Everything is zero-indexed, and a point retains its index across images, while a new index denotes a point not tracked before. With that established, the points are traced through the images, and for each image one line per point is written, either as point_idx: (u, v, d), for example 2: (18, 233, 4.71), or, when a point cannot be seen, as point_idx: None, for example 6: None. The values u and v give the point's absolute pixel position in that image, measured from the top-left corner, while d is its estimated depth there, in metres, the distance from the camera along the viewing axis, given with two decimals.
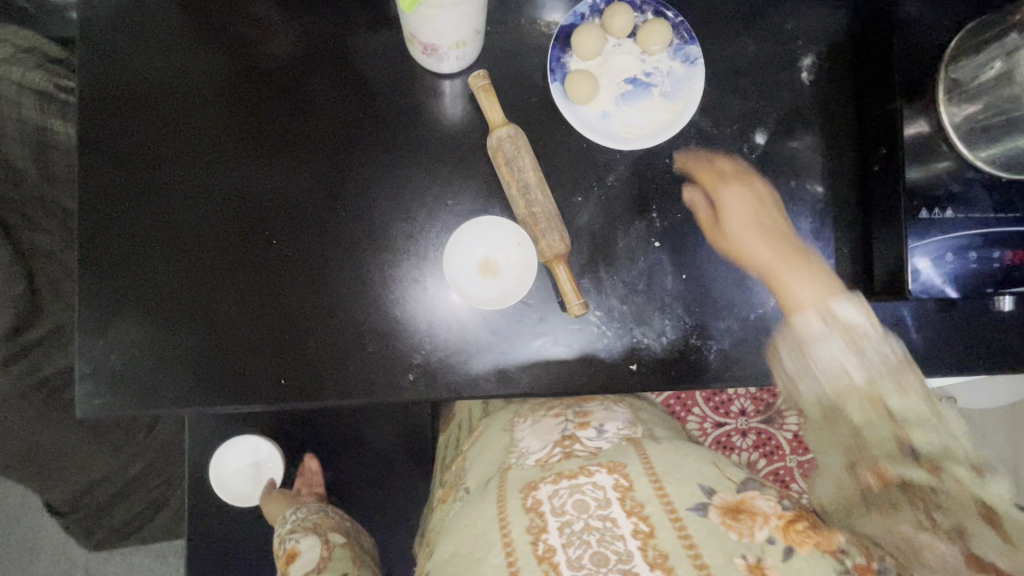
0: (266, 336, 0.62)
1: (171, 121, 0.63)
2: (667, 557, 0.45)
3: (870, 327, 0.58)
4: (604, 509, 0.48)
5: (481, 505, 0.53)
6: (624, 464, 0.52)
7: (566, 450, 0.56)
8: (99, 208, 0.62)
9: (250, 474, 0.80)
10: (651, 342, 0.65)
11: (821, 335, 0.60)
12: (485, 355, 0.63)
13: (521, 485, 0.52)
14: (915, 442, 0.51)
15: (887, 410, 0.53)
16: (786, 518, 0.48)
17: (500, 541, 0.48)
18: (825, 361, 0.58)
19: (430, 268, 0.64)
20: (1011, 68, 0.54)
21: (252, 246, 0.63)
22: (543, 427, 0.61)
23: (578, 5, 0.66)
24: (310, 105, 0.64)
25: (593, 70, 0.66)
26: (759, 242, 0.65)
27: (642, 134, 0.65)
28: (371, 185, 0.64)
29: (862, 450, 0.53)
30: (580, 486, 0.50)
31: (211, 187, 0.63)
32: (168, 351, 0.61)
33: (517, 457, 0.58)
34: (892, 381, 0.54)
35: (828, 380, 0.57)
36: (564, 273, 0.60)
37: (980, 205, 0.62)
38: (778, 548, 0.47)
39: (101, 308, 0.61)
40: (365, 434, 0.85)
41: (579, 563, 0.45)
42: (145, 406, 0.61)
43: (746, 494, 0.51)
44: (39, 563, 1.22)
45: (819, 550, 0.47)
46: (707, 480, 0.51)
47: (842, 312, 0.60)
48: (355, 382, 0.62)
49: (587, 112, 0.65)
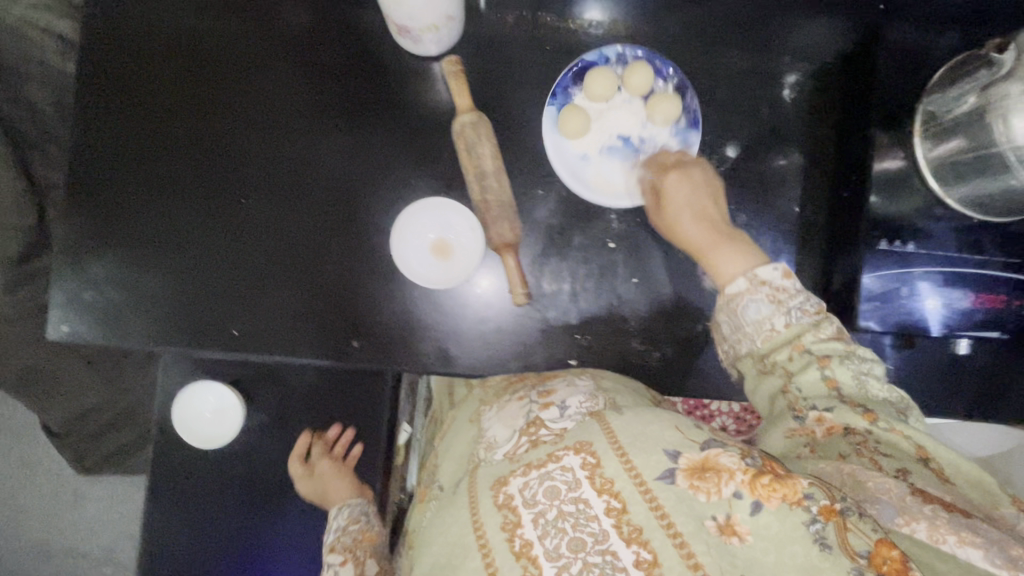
0: (227, 289, 0.65)
1: (168, 75, 0.66)
2: (642, 531, 0.41)
3: (793, 288, 0.55)
4: (575, 491, 0.44)
5: (453, 509, 0.49)
6: (589, 441, 0.46)
7: (532, 439, 0.51)
8: (93, 149, 0.65)
9: (209, 419, 0.83)
10: (592, 340, 0.67)
11: (747, 294, 0.56)
12: (429, 335, 0.66)
13: (491, 481, 0.48)
14: (844, 387, 0.51)
15: (816, 355, 0.52)
16: (751, 471, 0.42)
17: (476, 544, 0.44)
18: (751, 319, 0.55)
19: (383, 243, 0.66)
20: (984, 105, 0.52)
21: (228, 203, 0.66)
22: (508, 414, 0.58)
23: (608, 48, 0.66)
24: (300, 77, 0.67)
25: (592, 113, 0.67)
26: (695, 210, 0.62)
27: (608, 190, 0.66)
28: (345, 161, 0.66)
29: (799, 396, 0.52)
30: (548, 475, 0.45)
31: (197, 142, 0.66)
32: (136, 291, 0.64)
33: (486, 452, 0.55)
34: (814, 330, 0.53)
35: (759, 336, 0.55)
36: (513, 265, 0.62)
37: (944, 243, 0.62)
38: (746, 504, 0.41)
39: (79, 243, 0.64)
40: (326, 395, 0.88)
41: (557, 554, 0.42)
42: (111, 338, 0.64)
43: (710, 451, 0.44)
44: (35, 480, 1.31)
45: (788, 503, 0.40)
46: (670, 443, 0.45)
47: (762, 275, 0.56)
48: (304, 342, 0.65)
49: (569, 148, 0.66)
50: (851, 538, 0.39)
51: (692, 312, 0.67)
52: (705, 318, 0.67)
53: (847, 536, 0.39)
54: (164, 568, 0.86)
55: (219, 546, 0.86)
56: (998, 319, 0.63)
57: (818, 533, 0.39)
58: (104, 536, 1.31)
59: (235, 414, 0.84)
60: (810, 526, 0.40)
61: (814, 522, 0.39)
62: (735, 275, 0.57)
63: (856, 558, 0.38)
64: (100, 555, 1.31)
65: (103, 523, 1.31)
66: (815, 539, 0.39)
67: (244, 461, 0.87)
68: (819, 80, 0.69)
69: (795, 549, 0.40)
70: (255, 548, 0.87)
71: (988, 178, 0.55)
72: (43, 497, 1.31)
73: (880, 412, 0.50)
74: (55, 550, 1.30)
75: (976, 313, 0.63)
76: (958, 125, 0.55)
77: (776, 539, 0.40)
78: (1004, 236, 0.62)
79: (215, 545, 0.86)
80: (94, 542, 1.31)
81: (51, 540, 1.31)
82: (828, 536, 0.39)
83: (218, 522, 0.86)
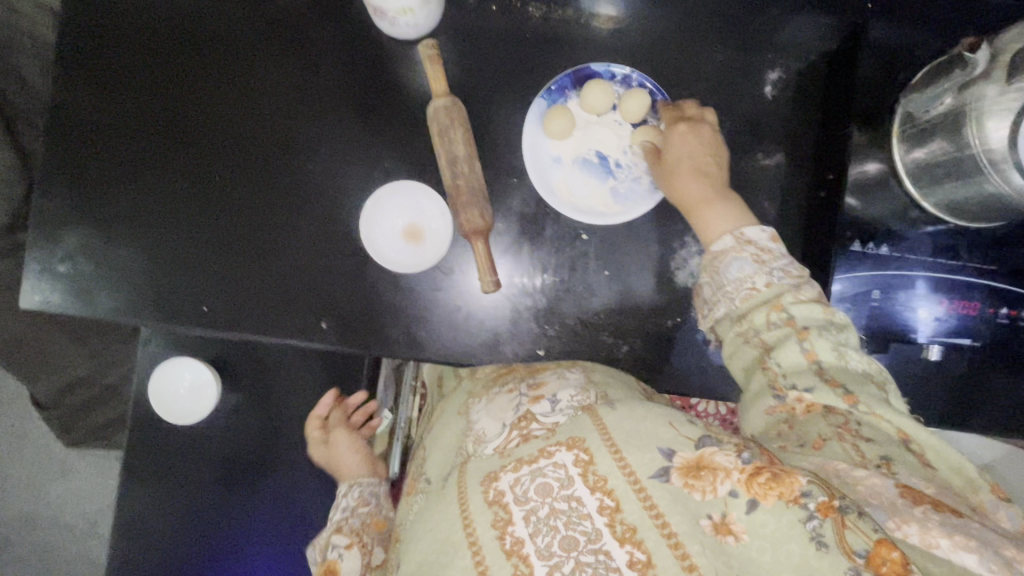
0: (199, 266, 0.65)
1: (150, 51, 0.67)
2: (635, 530, 0.42)
3: (777, 251, 0.56)
4: (568, 489, 0.44)
5: (442, 504, 0.48)
6: (583, 437, 0.46)
7: (523, 433, 0.52)
8: (72, 119, 0.66)
9: (187, 395, 0.83)
10: (561, 330, 0.67)
11: (732, 252, 0.56)
12: (398, 320, 0.66)
13: (480, 477, 0.47)
14: (824, 360, 0.50)
15: (795, 327, 0.52)
16: (748, 470, 0.42)
17: (466, 542, 0.44)
18: (733, 277, 0.55)
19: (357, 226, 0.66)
20: (960, 107, 0.51)
21: (205, 183, 0.66)
22: (497, 405, 0.58)
23: (619, 66, 0.67)
24: (280, 56, 0.67)
25: (580, 120, 0.68)
26: (694, 169, 0.62)
27: (569, 199, 0.67)
28: (321, 142, 0.66)
29: (779, 372, 0.51)
30: (541, 471, 0.45)
31: (176, 120, 0.66)
32: (110, 264, 0.65)
33: (478, 447, 0.54)
34: (794, 291, 0.53)
35: (739, 296, 0.55)
36: (482, 249, 0.62)
37: (918, 247, 0.62)
38: (740, 502, 0.42)
39: (56, 213, 0.65)
40: (305, 376, 0.89)
41: (549, 552, 0.42)
42: (85, 311, 0.65)
43: (705, 449, 0.44)
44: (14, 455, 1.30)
45: (784, 501, 0.41)
46: (664, 441, 0.45)
47: (750, 235, 0.57)
48: (273, 322, 0.65)
49: (547, 148, 0.67)
50: (849, 536, 0.39)
51: (662, 307, 0.68)
52: (676, 313, 0.68)
53: (846, 535, 0.39)
54: (139, 544, 0.85)
55: (195, 523, 0.86)
56: (968, 327, 0.63)
57: (816, 531, 0.40)
58: (89, 511, 1.30)
59: (211, 391, 0.84)
60: (807, 523, 0.40)
61: (812, 520, 0.40)
62: (723, 234, 0.58)
63: (853, 558, 0.39)
64: (85, 529, 1.30)
65: (79, 501, 1.30)
66: (812, 539, 0.40)
67: (220, 440, 0.87)
68: (805, 75, 0.68)
69: (790, 548, 0.40)
70: (229, 526, 0.87)
71: (959, 182, 0.55)
72: (28, 470, 1.29)
73: (861, 392, 0.49)
74: (39, 523, 1.28)
75: (949, 320, 0.63)
76: (934, 127, 0.55)
77: (773, 538, 0.41)
78: (976, 242, 0.62)
79: (190, 523, 0.86)
80: (78, 517, 1.29)
81: (35, 513, 1.29)
82: (825, 534, 0.39)
83: (192, 499, 0.86)
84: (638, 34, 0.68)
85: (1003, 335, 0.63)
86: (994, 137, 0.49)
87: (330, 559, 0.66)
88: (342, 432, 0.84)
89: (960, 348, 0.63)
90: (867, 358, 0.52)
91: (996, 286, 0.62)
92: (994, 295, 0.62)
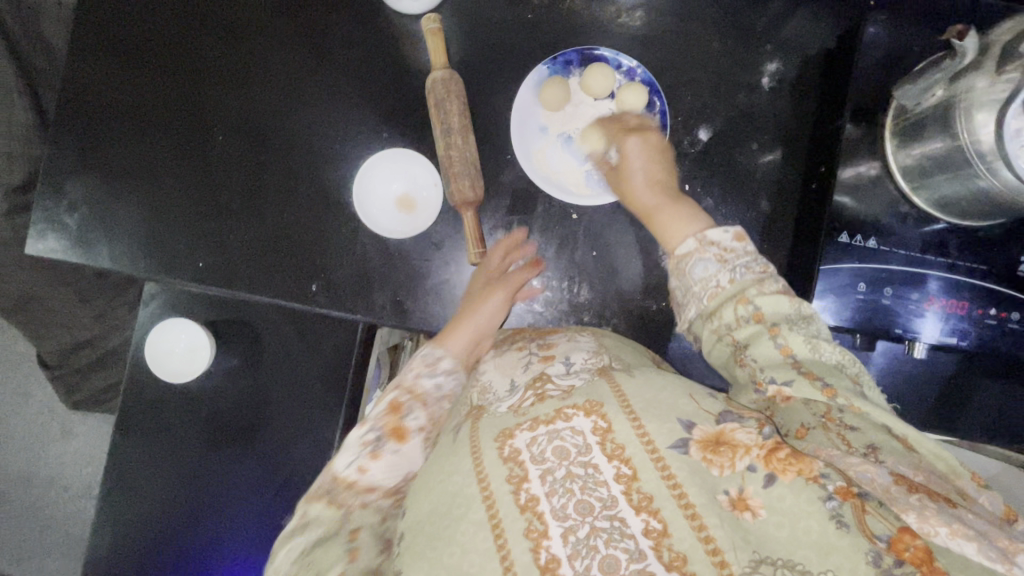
0: (196, 223, 0.67)
1: (159, 13, 0.69)
2: (652, 500, 0.39)
3: (743, 250, 0.52)
4: (585, 455, 0.42)
5: (452, 457, 0.45)
6: (600, 403, 0.44)
7: (538, 392, 0.48)
8: (82, 76, 0.68)
9: (182, 354, 0.84)
10: (546, 307, 0.69)
11: (696, 253, 0.53)
12: (385, 288, 0.67)
13: (494, 432, 0.45)
14: (798, 355, 0.47)
15: (767, 324, 0.48)
16: (767, 446, 0.41)
17: (478, 495, 0.41)
18: (698, 278, 0.53)
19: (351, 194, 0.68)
20: (950, 99, 0.51)
21: (205, 143, 0.68)
22: (506, 363, 0.57)
23: (630, 58, 0.68)
24: (283, 25, 0.68)
25: (574, 98, 0.68)
26: (641, 177, 0.61)
27: (540, 166, 0.68)
28: (318, 110, 0.68)
29: (756, 368, 0.48)
30: (558, 432, 0.43)
31: (182, 83, 0.68)
32: (113, 216, 0.67)
33: (490, 399, 0.51)
34: (758, 285, 0.50)
35: (706, 295, 0.52)
36: (470, 219, 0.65)
37: (907, 242, 0.62)
38: (759, 476, 0.40)
39: (63, 164, 0.67)
40: (298, 348, 0.90)
41: (564, 514, 0.39)
42: (86, 258, 0.67)
43: (725, 425, 0.42)
44: (16, 417, 1.32)
45: (804, 478, 0.39)
46: (684, 413, 0.43)
47: (711, 236, 0.54)
48: (263, 281, 0.67)
49: (536, 115, 0.68)
50: (869, 521, 0.37)
51: (647, 290, 0.69)
52: (662, 296, 0.69)
53: (866, 519, 0.37)
54: (126, 502, 0.86)
55: (180, 485, 0.87)
56: (957, 326, 0.62)
57: (836, 511, 0.37)
58: (85, 474, 1.32)
59: (206, 354, 0.85)
60: (826, 503, 0.38)
61: (831, 500, 0.38)
62: (685, 237, 0.55)
63: (875, 542, 0.37)
64: (79, 492, 1.32)
65: (75, 464, 1.32)
66: (832, 517, 0.37)
67: (211, 404, 0.88)
68: (799, 73, 0.69)
69: (809, 525, 0.37)
70: (212, 491, 0.88)
71: (946, 175, 0.55)
72: (30, 429, 1.32)
73: (840, 384, 0.45)
74: (36, 483, 1.31)
75: (938, 318, 0.62)
76: (926, 120, 0.55)
77: (792, 513, 0.38)
78: (967, 240, 0.62)
79: (176, 484, 0.87)
80: (74, 479, 1.32)
81: (33, 472, 1.31)
82: (845, 515, 0.37)
83: (179, 461, 0.87)
84: (639, 20, 0.69)
85: (992, 336, 0.62)
86: (983, 132, 0.49)
87: (403, 421, 0.54)
88: (500, 291, 0.63)
89: (949, 347, 0.63)
90: (844, 348, 0.47)
91: (985, 285, 0.62)
92: (983, 295, 0.62)
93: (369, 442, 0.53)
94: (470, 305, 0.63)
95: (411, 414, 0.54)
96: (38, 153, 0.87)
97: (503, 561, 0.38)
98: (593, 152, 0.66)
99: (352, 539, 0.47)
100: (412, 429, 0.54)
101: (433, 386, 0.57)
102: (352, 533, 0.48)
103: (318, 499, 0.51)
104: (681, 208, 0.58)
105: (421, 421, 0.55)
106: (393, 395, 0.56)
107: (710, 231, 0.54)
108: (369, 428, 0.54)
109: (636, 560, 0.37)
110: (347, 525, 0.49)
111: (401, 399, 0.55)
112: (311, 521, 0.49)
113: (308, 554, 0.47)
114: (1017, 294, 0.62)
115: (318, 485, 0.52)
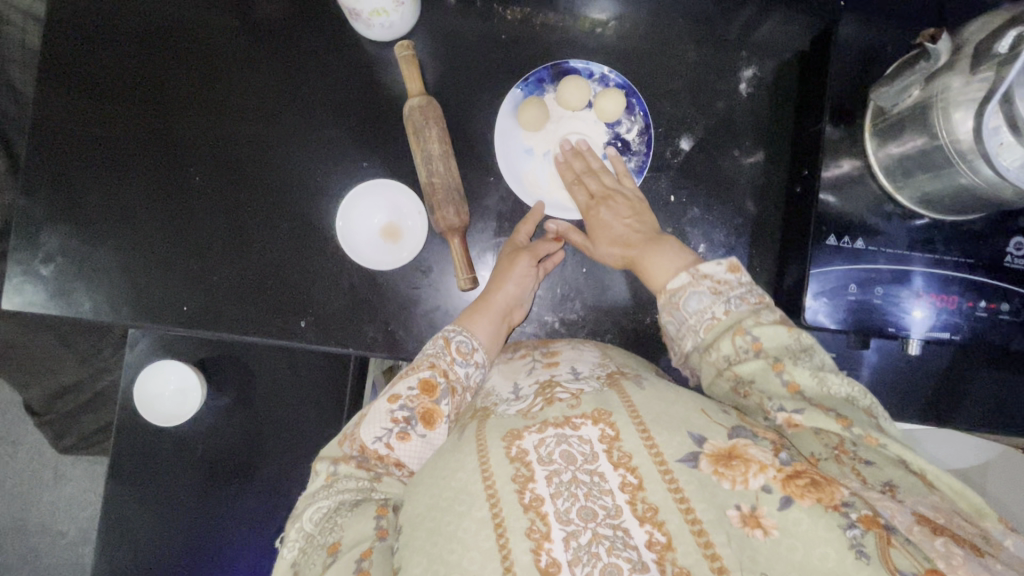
0: (178, 262, 0.66)
1: (125, 55, 0.67)
2: (657, 511, 0.40)
3: (737, 280, 0.52)
4: (592, 463, 0.42)
5: (457, 455, 0.45)
6: (610, 412, 0.44)
7: (546, 397, 0.47)
8: (48, 125, 0.66)
9: (171, 396, 0.83)
10: (539, 327, 0.69)
11: (690, 286, 0.53)
12: (376, 320, 0.66)
13: (501, 432, 0.45)
14: (805, 389, 0.46)
15: (770, 358, 0.47)
16: (786, 470, 0.41)
17: (483, 493, 0.41)
18: (693, 310, 0.52)
19: (342, 212, 0.66)
20: (927, 98, 0.51)
21: (180, 183, 0.67)
22: (513, 368, 0.56)
23: (600, 65, 0.67)
24: (252, 57, 0.67)
25: (553, 114, 0.68)
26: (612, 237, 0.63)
27: (531, 188, 0.68)
28: (295, 141, 0.67)
29: (763, 397, 0.46)
30: (566, 437, 0.43)
31: (155, 123, 0.67)
32: (90, 265, 0.65)
33: (497, 401, 0.51)
34: (754, 316, 0.50)
35: (702, 327, 0.52)
36: (457, 245, 0.64)
37: (895, 240, 0.62)
38: (774, 497, 0.40)
39: (36, 216, 0.65)
40: (292, 379, 0.88)
41: (568, 518, 0.40)
42: (65, 310, 0.65)
43: (738, 440, 0.42)
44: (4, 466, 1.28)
45: (823, 505, 0.39)
46: (696, 427, 0.43)
47: (705, 269, 0.53)
48: (250, 319, 0.66)
49: (517, 137, 0.67)
50: (893, 555, 0.37)
51: (639, 303, 0.69)
52: (654, 309, 0.69)
53: (891, 552, 0.37)
54: (123, 550, 0.84)
55: (178, 528, 0.85)
56: (949, 320, 0.63)
57: (857, 540, 0.38)
58: (82, 519, 1.29)
59: (195, 396, 0.84)
60: (847, 530, 0.38)
61: (853, 527, 0.38)
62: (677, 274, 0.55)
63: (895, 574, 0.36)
64: (76, 536, 1.29)
65: (70, 510, 1.29)
66: (853, 546, 0.37)
67: (204, 443, 0.86)
68: (775, 76, 0.70)
69: (826, 551, 0.38)
70: (210, 531, 0.86)
71: (928, 174, 0.55)
72: (19, 477, 1.28)
73: (855, 416, 0.44)
74: (30, 530, 1.28)
75: (930, 313, 0.62)
76: (904, 120, 0.55)
77: (807, 538, 0.38)
78: (952, 235, 0.62)
79: (172, 526, 0.85)
80: (70, 525, 1.29)
81: (26, 520, 1.28)
82: (866, 545, 0.37)
83: (173, 503, 0.85)
84: (613, 32, 0.69)
85: (984, 328, 0.63)
86: (961, 130, 0.49)
87: (436, 405, 0.54)
88: (527, 258, 0.64)
89: (942, 341, 0.63)
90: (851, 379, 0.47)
91: (974, 278, 0.62)
92: (973, 288, 0.62)
93: (400, 420, 0.53)
94: (497, 276, 0.63)
95: (444, 399, 0.55)
96: (10, 201, 0.84)
97: (503, 561, 0.38)
98: (558, 224, 0.66)
99: (381, 515, 0.46)
100: (444, 415, 0.54)
101: (466, 373, 0.57)
102: (381, 507, 0.47)
103: (347, 462, 0.52)
104: (662, 248, 0.59)
105: (453, 407, 0.55)
106: (426, 374, 0.55)
107: (703, 266, 0.53)
108: (400, 405, 0.54)
109: (637, 570, 0.38)
110: (376, 493, 0.50)
111: (435, 380, 0.55)
112: (340, 487, 0.50)
113: (335, 518, 0.48)
114: (1006, 285, 0.62)
115: (347, 449, 0.53)
